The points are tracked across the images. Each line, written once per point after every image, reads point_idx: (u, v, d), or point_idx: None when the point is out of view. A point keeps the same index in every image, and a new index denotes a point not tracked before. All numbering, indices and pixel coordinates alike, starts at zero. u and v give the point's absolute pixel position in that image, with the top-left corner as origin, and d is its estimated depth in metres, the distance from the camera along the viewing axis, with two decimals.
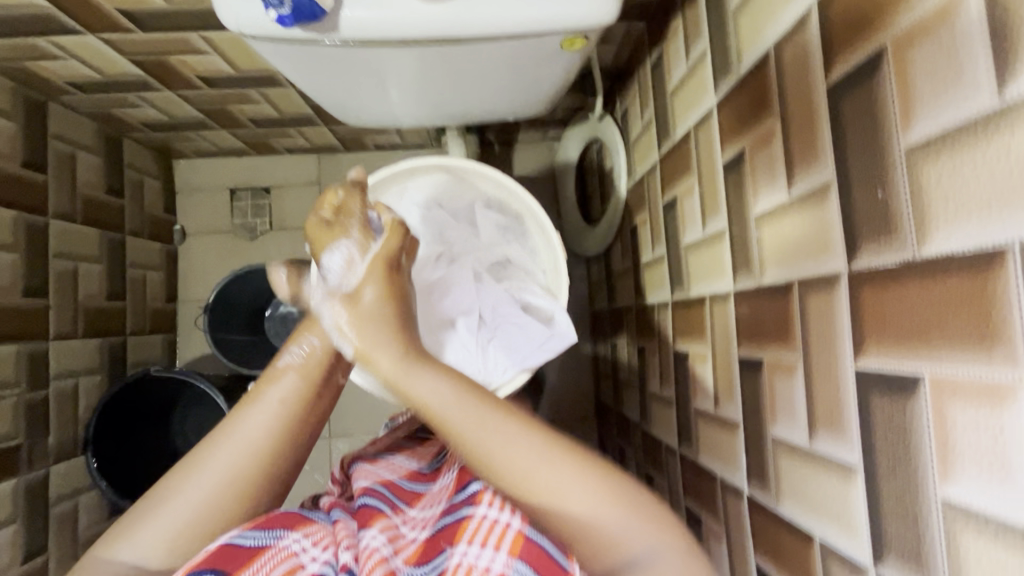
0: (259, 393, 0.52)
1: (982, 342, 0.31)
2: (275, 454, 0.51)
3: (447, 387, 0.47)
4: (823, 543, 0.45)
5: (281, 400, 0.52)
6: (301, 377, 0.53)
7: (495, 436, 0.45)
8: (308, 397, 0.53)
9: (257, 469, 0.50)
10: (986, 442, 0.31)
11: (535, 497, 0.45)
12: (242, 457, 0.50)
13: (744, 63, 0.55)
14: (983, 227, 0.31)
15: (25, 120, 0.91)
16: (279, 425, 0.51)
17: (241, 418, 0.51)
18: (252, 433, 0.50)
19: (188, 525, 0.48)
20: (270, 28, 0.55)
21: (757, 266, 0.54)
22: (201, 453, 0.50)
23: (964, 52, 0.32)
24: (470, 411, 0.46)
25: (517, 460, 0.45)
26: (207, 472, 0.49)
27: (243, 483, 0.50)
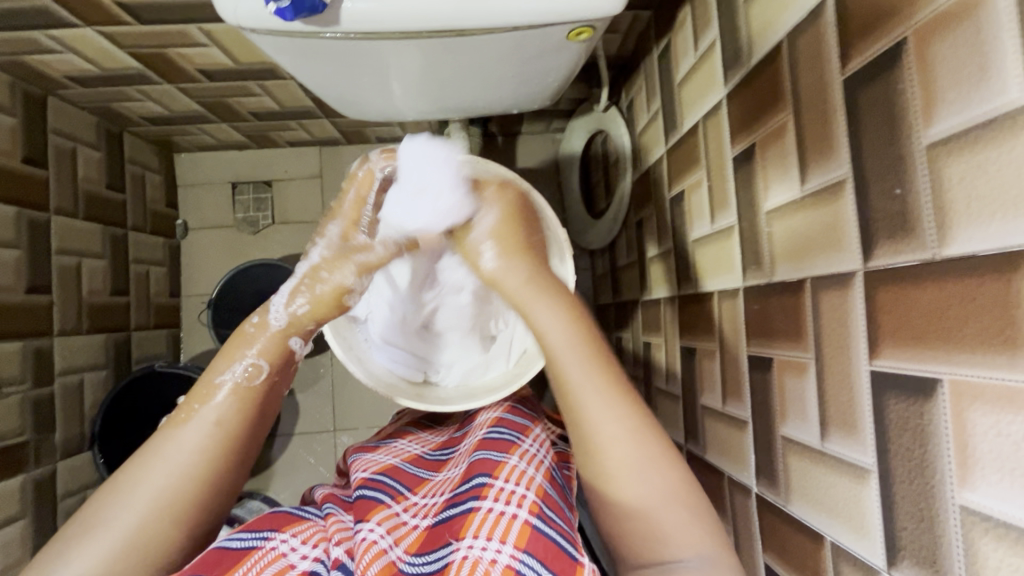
0: (191, 407, 0.51)
1: (1004, 346, 0.30)
2: (209, 477, 0.49)
3: (568, 335, 0.53)
4: (834, 544, 0.44)
5: (212, 420, 0.51)
6: (234, 397, 0.52)
7: (590, 384, 0.50)
8: (235, 424, 0.51)
9: (184, 492, 0.48)
10: (1007, 448, 0.30)
11: (614, 469, 0.48)
12: (177, 476, 0.48)
13: (755, 55, 0.54)
14: (1006, 229, 0.30)
15: (26, 114, 0.90)
16: (215, 436, 0.50)
17: (173, 432, 0.50)
18: (187, 449, 0.49)
19: (125, 552, 0.45)
20: (269, 19, 0.54)
21: (767, 262, 0.53)
22: (133, 474, 0.48)
23: (991, 47, 0.30)
24: (582, 376, 0.51)
25: (607, 427, 0.49)
26: (140, 490, 0.47)
27: (177, 502, 0.48)
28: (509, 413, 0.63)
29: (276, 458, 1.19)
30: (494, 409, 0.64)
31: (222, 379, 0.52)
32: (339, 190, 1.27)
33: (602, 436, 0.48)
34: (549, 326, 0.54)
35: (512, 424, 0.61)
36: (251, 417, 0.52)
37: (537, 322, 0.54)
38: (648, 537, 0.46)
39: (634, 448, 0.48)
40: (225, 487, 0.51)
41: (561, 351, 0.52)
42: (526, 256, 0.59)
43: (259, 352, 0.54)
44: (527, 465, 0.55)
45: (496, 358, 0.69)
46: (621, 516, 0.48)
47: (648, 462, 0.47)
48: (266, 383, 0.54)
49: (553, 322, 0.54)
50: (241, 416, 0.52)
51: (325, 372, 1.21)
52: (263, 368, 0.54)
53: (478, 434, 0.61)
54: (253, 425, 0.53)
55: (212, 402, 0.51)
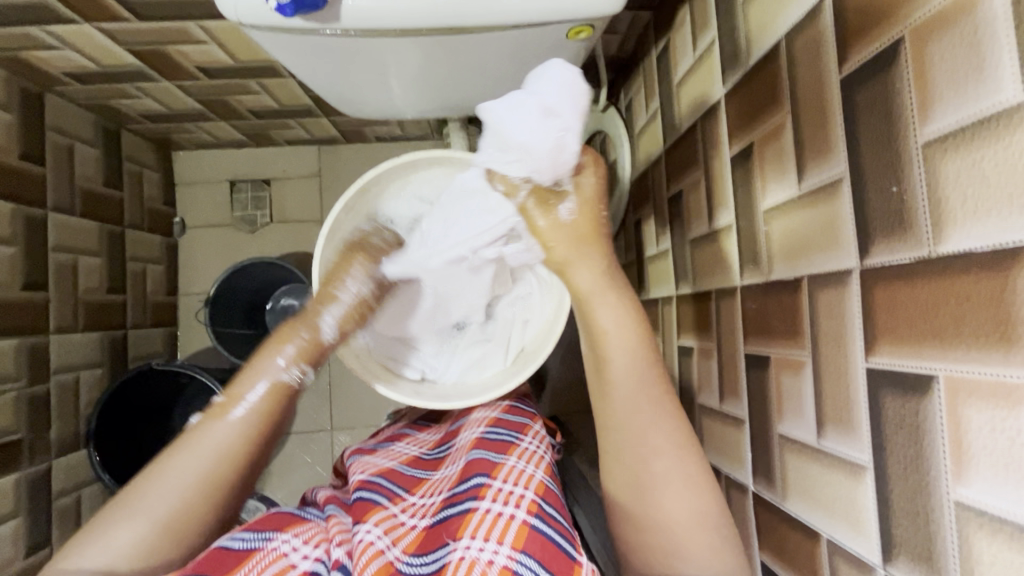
0: (236, 400, 0.55)
1: (999, 342, 0.30)
2: (245, 466, 0.53)
3: (626, 333, 0.54)
4: (830, 541, 0.44)
5: (250, 412, 0.54)
6: (272, 394, 0.55)
7: (642, 400, 0.52)
8: (272, 419, 0.55)
9: (219, 478, 0.52)
10: (1001, 444, 0.31)
11: (647, 479, 0.51)
12: (219, 463, 0.52)
13: (753, 55, 0.54)
14: (1001, 226, 0.30)
15: (23, 111, 0.90)
16: (256, 428, 0.54)
17: (217, 421, 0.53)
18: (227, 439, 0.53)
19: (164, 530, 0.49)
20: (269, 16, 0.54)
21: (765, 261, 0.53)
22: (175, 458, 0.52)
23: (987, 46, 0.31)
24: (631, 377, 0.53)
25: (654, 440, 0.51)
26: (181, 472, 0.51)
27: (214, 487, 0.52)
28: (506, 413, 0.63)
29: (273, 458, 1.19)
30: (492, 408, 0.65)
31: (263, 377, 0.55)
32: (337, 189, 1.27)
33: (647, 448, 0.51)
34: (613, 330, 0.54)
35: (510, 424, 0.61)
36: (286, 413, 0.56)
37: (598, 316, 0.54)
38: (664, 549, 0.49)
39: (674, 464, 0.50)
40: (256, 473, 0.55)
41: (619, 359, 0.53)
42: (594, 250, 0.56)
43: (295, 352, 0.57)
44: (526, 464, 0.55)
45: (494, 353, 0.69)
46: (644, 523, 0.51)
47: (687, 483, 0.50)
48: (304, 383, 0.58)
49: (614, 325, 0.54)
50: (276, 411, 0.55)
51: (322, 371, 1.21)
52: (307, 372, 0.57)
53: (474, 432, 0.61)
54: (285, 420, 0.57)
55: (257, 396, 0.55)
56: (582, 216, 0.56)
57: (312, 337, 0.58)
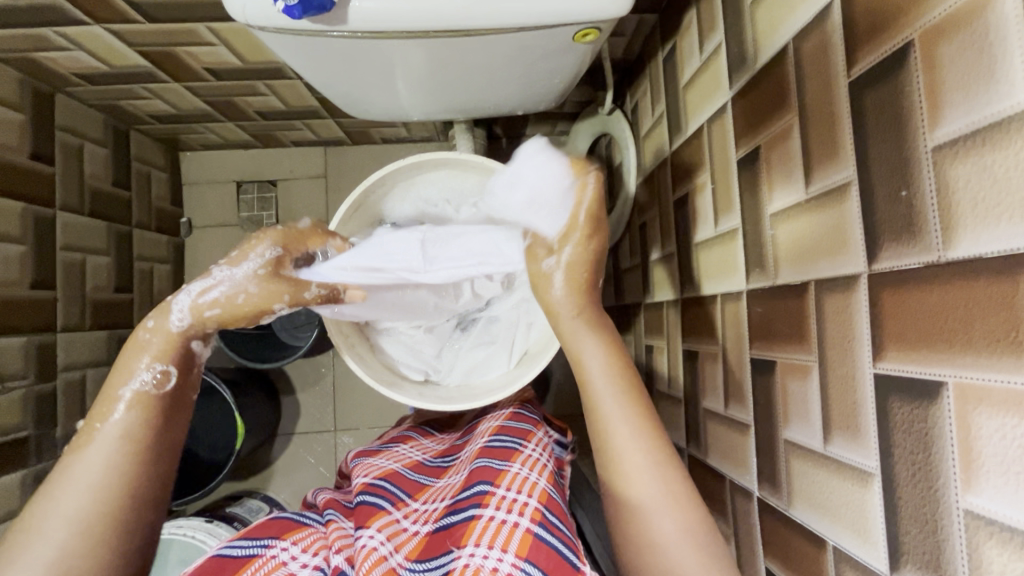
0: (91, 428, 0.49)
1: (1010, 348, 0.30)
2: (125, 490, 0.47)
3: (608, 370, 0.56)
4: (836, 548, 0.44)
5: (117, 433, 0.48)
6: (138, 406, 0.50)
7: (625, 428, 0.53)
8: (148, 431, 0.49)
9: (101, 507, 0.46)
10: (1012, 452, 0.30)
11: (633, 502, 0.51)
12: (89, 497, 0.46)
13: (760, 58, 0.54)
14: (1012, 232, 0.30)
15: (34, 111, 0.91)
16: (125, 448, 0.48)
17: (77, 455, 0.47)
18: (94, 469, 0.47)
19: None
20: (277, 17, 0.54)
21: (771, 265, 0.53)
22: (43, 509, 0.45)
23: (998, 50, 0.30)
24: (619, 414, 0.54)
25: (636, 463, 0.51)
26: (51, 519, 0.44)
27: (96, 521, 0.45)
28: (511, 420, 0.63)
29: (277, 457, 1.19)
30: (497, 417, 0.65)
31: (122, 390, 0.49)
32: (343, 190, 1.27)
33: (630, 471, 0.51)
34: (593, 363, 0.56)
35: (515, 430, 0.61)
36: (164, 422, 0.51)
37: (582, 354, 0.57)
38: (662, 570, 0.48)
39: (655, 485, 0.50)
40: (145, 497, 0.48)
41: (604, 398, 0.54)
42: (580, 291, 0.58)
43: (154, 356, 0.52)
44: (530, 470, 0.55)
45: (498, 355, 0.69)
46: (643, 549, 0.49)
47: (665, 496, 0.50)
48: (176, 386, 0.52)
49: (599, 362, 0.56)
50: (146, 422, 0.49)
51: (326, 371, 1.21)
52: (172, 373, 0.52)
53: (480, 441, 0.61)
54: (165, 431, 0.51)
55: (115, 415, 0.49)
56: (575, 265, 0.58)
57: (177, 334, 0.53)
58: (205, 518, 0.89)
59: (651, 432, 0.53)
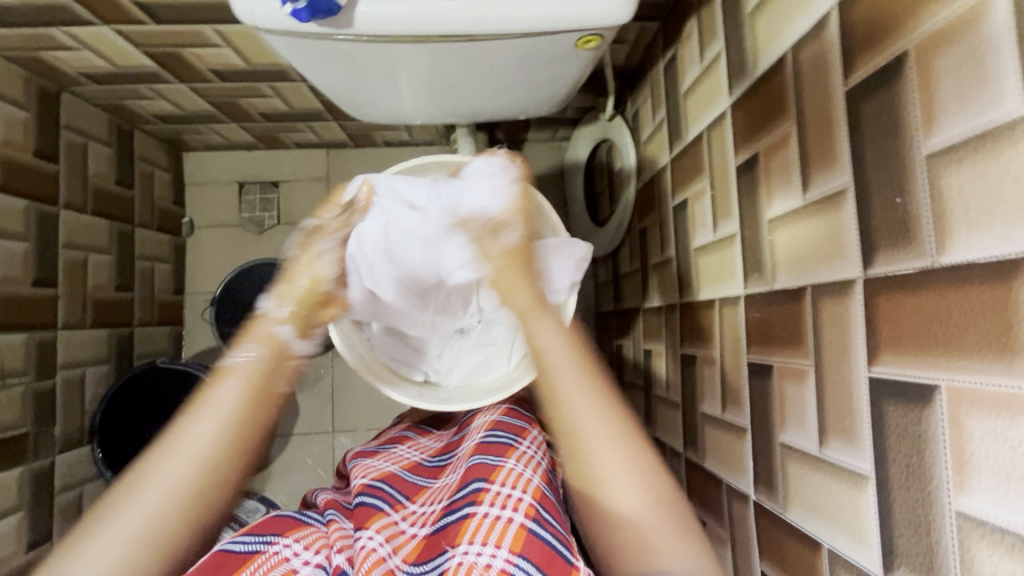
0: (205, 397, 0.53)
1: (1000, 352, 0.31)
2: (217, 468, 0.50)
3: (565, 349, 0.56)
4: (830, 551, 0.44)
5: (224, 408, 0.52)
6: (243, 384, 0.53)
7: (583, 404, 0.53)
8: (250, 408, 0.53)
9: (205, 475, 0.50)
10: (1003, 455, 0.31)
11: (597, 480, 0.50)
12: (186, 467, 0.49)
13: (759, 67, 0.55)
14: (1004, 239, 0.31)
15: (40, 110, 0.92)
16: (225, 426, 0.51)
17: (189, 418, 0.52)
18: (198, 442, 0.50)
19: (145, 532, 0.47)
20: (284, 20, 0.55)
21: (769, 270, 0.53)
22: (145, 471, 0.49)
23: (991, 60, 0.31)
24: (577, 392, 0.54)
25: (598, 439, 0.51)
26: (162, 475, 0.49)
27: (197, 489, 0.49)
28: (507, 415, 0.63)
29: (274, 458, 1.19)
30: (492, 412, 0.65)
31: (229, 367, 0.54)
32: None
33: (590, 443, 0.51)
34: (555, 354, 0.56)
35: (510, 427, 0.61)
36: (261, 404, 0.54)
37: (536, 334, 0.57)
38: (634, 548, 0.48)
39: (622, 465, 0.50)
40: (235, 475, 0.52)
41: (563, 376, 0.54)
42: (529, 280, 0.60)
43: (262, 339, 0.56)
44: (524, 467, 0.55)
45: (497, 358, 0.70)
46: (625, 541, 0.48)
47: (640, 474, 0.50)
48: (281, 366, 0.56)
49: (554, 344, 0.56)
50: (252, 400, 0.53)
51: (325, 372, 1.21)
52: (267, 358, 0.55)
53: (475, 437, 0.61)
54: (262, 419, 0.54)
55: (224, 390, 0.53)
56: (518, 249, 0.61)
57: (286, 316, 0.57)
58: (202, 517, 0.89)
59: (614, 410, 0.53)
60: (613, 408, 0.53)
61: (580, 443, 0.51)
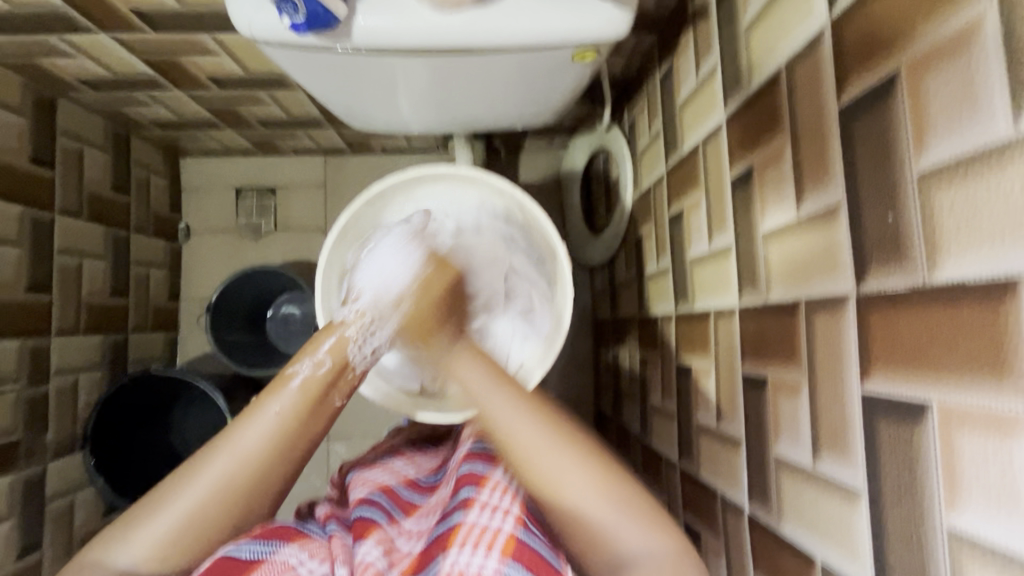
0: (263, 405, 0.52)
1: (990, 372, 0.31)
2: (263, 474, 0.51)
3: (485, 373, 0.55)
4: (824, 566, 0.44)
5: (278, 419, 0.52)
6: (303, 391, 0.53)
7: (512, 420, 0.52)
8: (301, 418, 0.52)
9: (248, 481, 0.50)
10: (993, 473, 0.31)
11: (541, 483, 0.49)
12: (237, 465, 0.50)
13: (755, 81, 0.55)
14: (993, 260, 0.31)
15: (36, 117, 0.91)
16: (277, 435, 0.51)
17: (243, 423, 0.52)
18: (251, 442, 0.51)
19: (182, 529, 0.49)
20: (282, 32, 0.55)
21: (763, 283, 0.54)
22: (202, 459, 0.51)
23: (981, 83, 0.32)
24: (504, 407, 0.53)
25: (529, 444, 0.51)
26: (205, 478, 0.50)
27: (235, 495, 0.50)
28: None
29: None
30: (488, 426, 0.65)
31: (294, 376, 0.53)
32: (341, 199, 1.28)
33: (522, 447, 0.51)
34: (473, 376, 0.56)
35: None
36: (315, 416, 0.53)
37: (460, 369, 0.57)
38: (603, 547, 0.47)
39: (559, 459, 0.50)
40: (289, 477, 0.52)
41: (489, 401, 0.53)
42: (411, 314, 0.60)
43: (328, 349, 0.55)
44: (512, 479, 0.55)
45: None
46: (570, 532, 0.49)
47: (575, 463, 0.50)
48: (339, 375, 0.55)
49: (476, 372, 0.56)
50: (311, 409, 0.53)
51: None
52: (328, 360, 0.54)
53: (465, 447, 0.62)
54: (310, 434, 0.53)
55: (279, 399, 0.52)
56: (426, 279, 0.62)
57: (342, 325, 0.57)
58: None
59: (539, 411, 0.53)
60: (523, 404, 0.53)
61: (515, 453, 0.51)
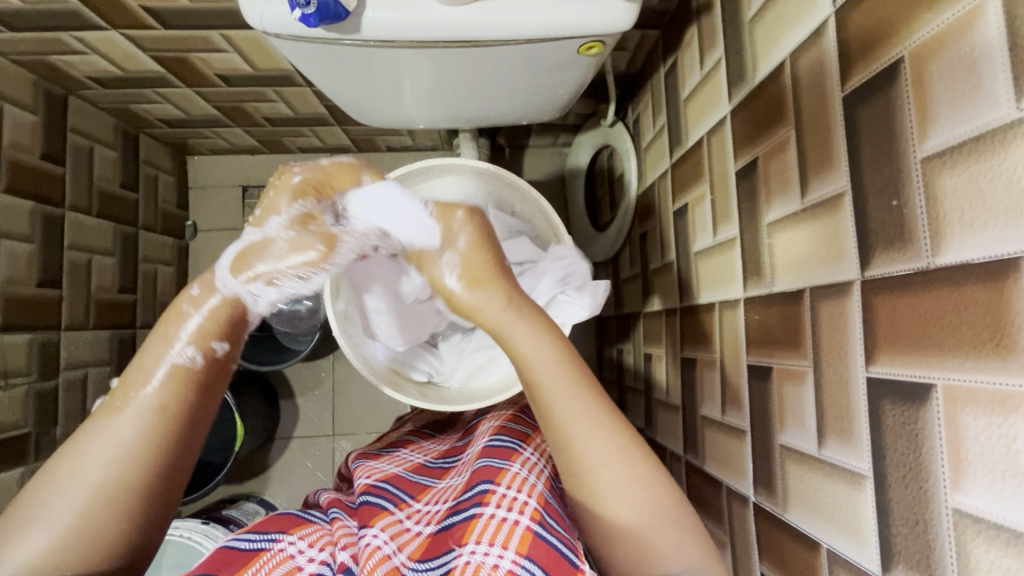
0: (128, 394, 0.48)
1: (995, 351, 0.31)
2: (149, 466, 0.46)
3: (554, 359, 0.52)
4: (830, 551, 0.45)
5: (149, 406, 0.47)
6: (173, 379, 0.49)
7: (578, 416, 0.50)
8: (176, 404, 0.48)
9: (131, 476, 0.46)
10: (999, 451, 0.31)
11: (602, 488, 0.49)
12: (115, 465, 0.45)
13: (759, 73, 0.56)
14: (1000, 239, 0.31)
15: (48, 113, 0.93)
16: (152, 424, 0.47)
17: (112, 417, 0.47)
18: (125, 434, 0.46)
19: (64, 541, 0.43)
20: (293, 24, 0.55)
21: (768, 274, 0.54)
22: (71, 466, 0.45)
23: (984, 67, 0.32)
24: (575, 411, 0.50)
25: (592, 446, 0.49)
26: (82, 477, 0.45)
27: (119, 490, 0.45)
28: (511, 421, 0.65)
29: (275, 461, 1.19)
30: (495, 419, 0.66)
31: (160, 361, 0.49)
32: None
33: (583, 448, 0.49)
34: (537, 358, 0.52)
35: (513, 432, 0.62)
36: (189, 401, 0.49)
37: (518, 346, 0.53)
38: (637, 559, 0.48)
39: (623, 476, 0.48)
40: (170, 469, 0.48)
41: (554, 394, 0.51)
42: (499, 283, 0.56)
43: (197, 331, 0.51)
44: (528, 472, 0.56)
45: (498, 359, 0.69)
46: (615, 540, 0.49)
47: (635, 477, 0.49)
48: (212, 360, 0.51)
49: (531, 352, 0.52)
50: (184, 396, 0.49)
51: (326, 375, 1.22)
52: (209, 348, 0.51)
53: (480, 441, 0.62)
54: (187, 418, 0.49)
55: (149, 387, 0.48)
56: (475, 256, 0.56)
57: (231, 299, 0.53)
58: (203, 519, 0.89)
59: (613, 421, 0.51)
60: (591, 406, 0.51)
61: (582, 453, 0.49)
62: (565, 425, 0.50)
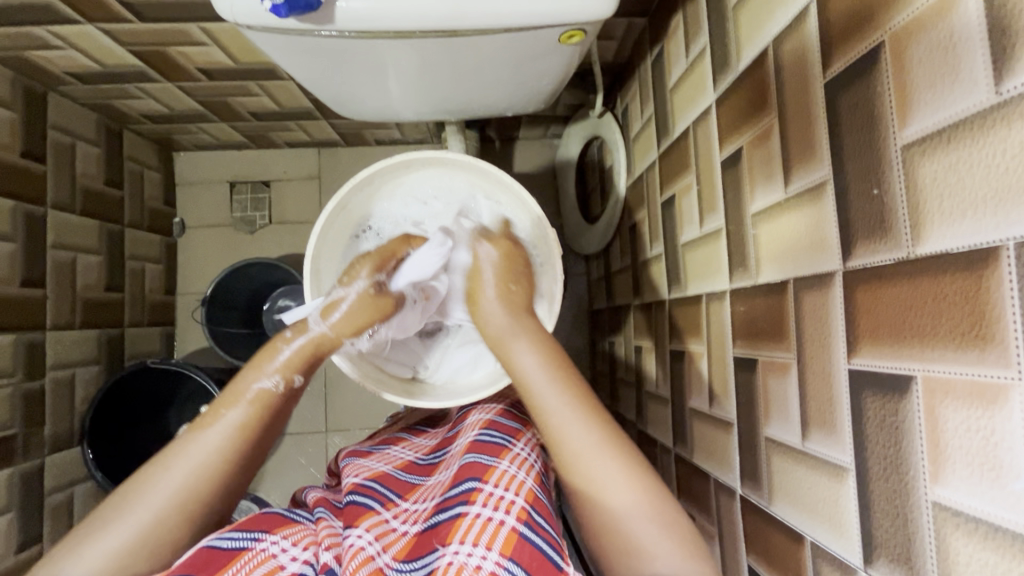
0: (217, 413, 0.54)
1: (974, 342, 0.31)
2: (217, 475, 0.51)
3: (544, 367, 0.56)
4: (814, 544, 0.44)
5: (235, 424, 0.53)
6: (259, 402, 0.54)
7: (564, 411, 0.53)
8: (256, 427, 0.54)
9: (203, 486, 0.50)
10: (976, 443, 0.31)
11: (586, 482, 0.50)
12: (192, 475, 0.50)
13: (742, 61, 0.55)
14: (981, 227, 0.30)
15: (27, 110, 0.91)
16: (233, 442, 0.52)
17: (195, 431, 0.52)
18: (204, 448, 0.51)
19: (136, 541, 0.47)
20: (264, 15, 0.54)
21: (753, 265, 0.53)
22: (151, 474, 0.50)
23: (961, 51, 0.31)
24: (561, 406, 0.53)
25: (575, 439, 0.51)
26: (157, 487, 0.49)
27: (189, 498, 0.50)
28: (500, 416, 0.64)
29: (267, 458, 1.19)
30: (487, 411, 0.65)
31: (250, 386, 0.54)
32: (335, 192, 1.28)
33: (566, 440, 0.52)
34: (529, 363, 0.56)
35: (503, 428, 0.61)
36: (270, 422, 0.55)
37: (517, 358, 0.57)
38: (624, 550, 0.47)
39: (602, 462, 0.50)
40: (238, 481, 0.53)
41: (543, 394, 0.54)
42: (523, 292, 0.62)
43: (285, 363, 0.56)
44: (518, 469, 0.55)
45: (485, 356, 0.69)
46: (601, 528, 0.49)
47: (618, 468, 0.49)
48: (293, 390, 0.57)
49: (531, 365, 0.56)
50: (265, 418, 0.54)
51: (317, 371, 1.21)
52: (292, 378, 0.56)
53: (469, 435, 0.61)
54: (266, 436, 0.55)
55: (236, 407, 0.54)
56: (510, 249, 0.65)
57: (321, 337, 0.59)
58: None
59: (597, 419, 0.53)
60: (578, 400, 0.54)
61: (561, 446, 0.52)
62: (551, 415, 0.53)
